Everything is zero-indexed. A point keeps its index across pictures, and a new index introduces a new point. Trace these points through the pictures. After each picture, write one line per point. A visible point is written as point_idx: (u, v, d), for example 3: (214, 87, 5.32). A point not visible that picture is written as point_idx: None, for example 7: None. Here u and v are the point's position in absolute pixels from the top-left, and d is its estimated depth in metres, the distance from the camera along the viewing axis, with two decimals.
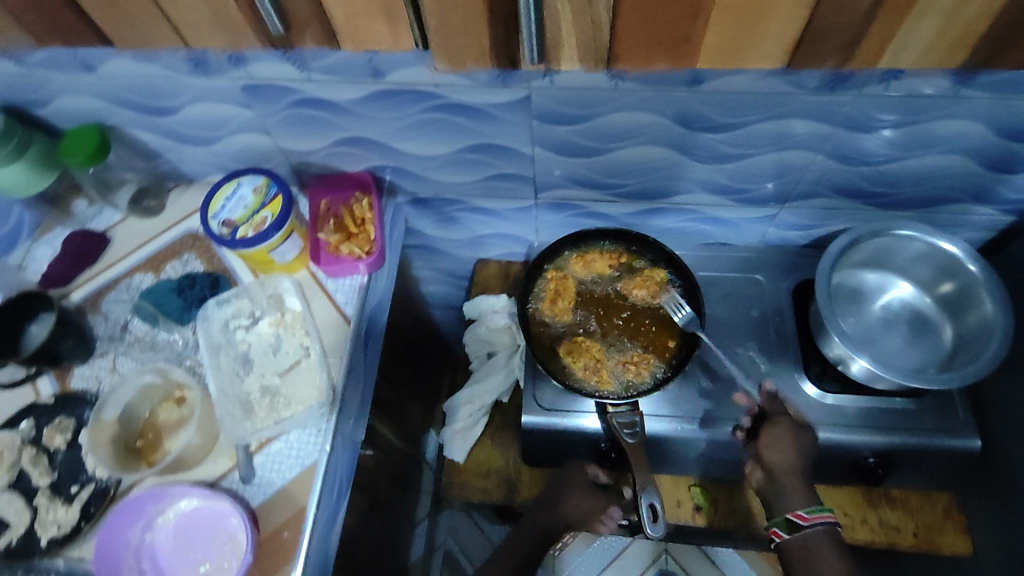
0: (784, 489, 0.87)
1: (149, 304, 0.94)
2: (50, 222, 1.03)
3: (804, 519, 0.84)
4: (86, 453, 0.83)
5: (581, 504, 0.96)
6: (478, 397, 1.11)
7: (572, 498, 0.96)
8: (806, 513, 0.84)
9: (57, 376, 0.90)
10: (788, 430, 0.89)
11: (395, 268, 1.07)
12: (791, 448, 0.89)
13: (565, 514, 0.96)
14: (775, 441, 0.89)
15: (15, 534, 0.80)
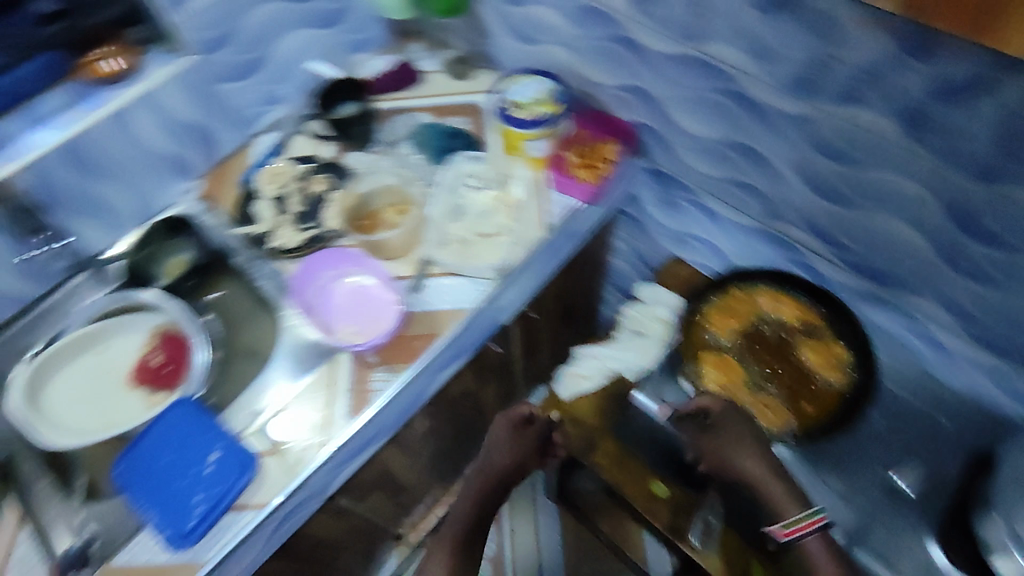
0: (766, 502, 0.89)
1: (422, 134, 1.13)
2: (387, 49, 1.27)
3: (785, 535, 0.86)
4: (329, 205, 1.05)
5: (506, 447, 1.06)
6: (608, 360, 1.15)
7: (496, 452, 1.05)
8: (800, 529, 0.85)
9: (338, 148, 1.14)
10: (722, 437, 0.90)
11: (605, 219, 1.14)
12: (749, 463, 0.90)
13: (494, 466, 1.05)
14: (703, 445, 0.92)
15: (258, 229, 1.04)
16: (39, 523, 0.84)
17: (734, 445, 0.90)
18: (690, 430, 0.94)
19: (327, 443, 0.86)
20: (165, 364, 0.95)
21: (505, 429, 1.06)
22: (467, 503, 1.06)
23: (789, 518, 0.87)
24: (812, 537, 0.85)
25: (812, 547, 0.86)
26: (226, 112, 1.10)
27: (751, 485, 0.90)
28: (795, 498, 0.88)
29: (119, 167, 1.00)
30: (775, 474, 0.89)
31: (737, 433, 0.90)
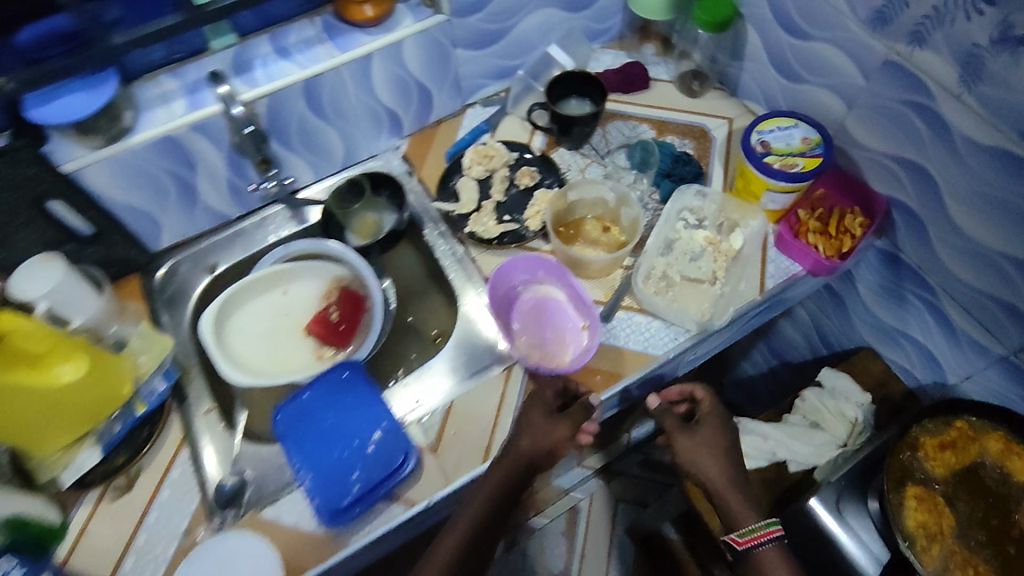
0: (726, 511, 0.81)
1: (643, 150, 1.02)
2: (619, 43, 1.17)
3: (739, 542, 0.78)
4: (534, 202, 0.98)
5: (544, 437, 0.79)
6: (777, 445, 1.00)
7: (520, 433, 0.79)
8: (738, 537, 0.78)
9: (548, 141, 1.07)
10: (693, 440, 0.85)
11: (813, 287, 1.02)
12: (710, 463, 0.83)
13: (517, 455, 0.77)
14: (681, 446, 0.85)
15: (459, 209, 1.00)
16: (197, 451, 0.85)
17: (697, 447, 0.84)
18: (670, 423, 0.87)
19: (488, 457, 0.82)
20: (340, 321, 0.94)
21: (543, 412, 0.80)
22: (482, 497, 0.76)
23: (741, 527, 0.79)
24: (766, 545, 0.78)
25: (767, 558, 0.77)
26: (449, 78, 1.05)
27: (710, 478, 0.82)
28: (748, 502, 0.81)
29: (340, 113, 0.98)
30: (736, 481, 0.82)
31: (717, 448, 0.84)
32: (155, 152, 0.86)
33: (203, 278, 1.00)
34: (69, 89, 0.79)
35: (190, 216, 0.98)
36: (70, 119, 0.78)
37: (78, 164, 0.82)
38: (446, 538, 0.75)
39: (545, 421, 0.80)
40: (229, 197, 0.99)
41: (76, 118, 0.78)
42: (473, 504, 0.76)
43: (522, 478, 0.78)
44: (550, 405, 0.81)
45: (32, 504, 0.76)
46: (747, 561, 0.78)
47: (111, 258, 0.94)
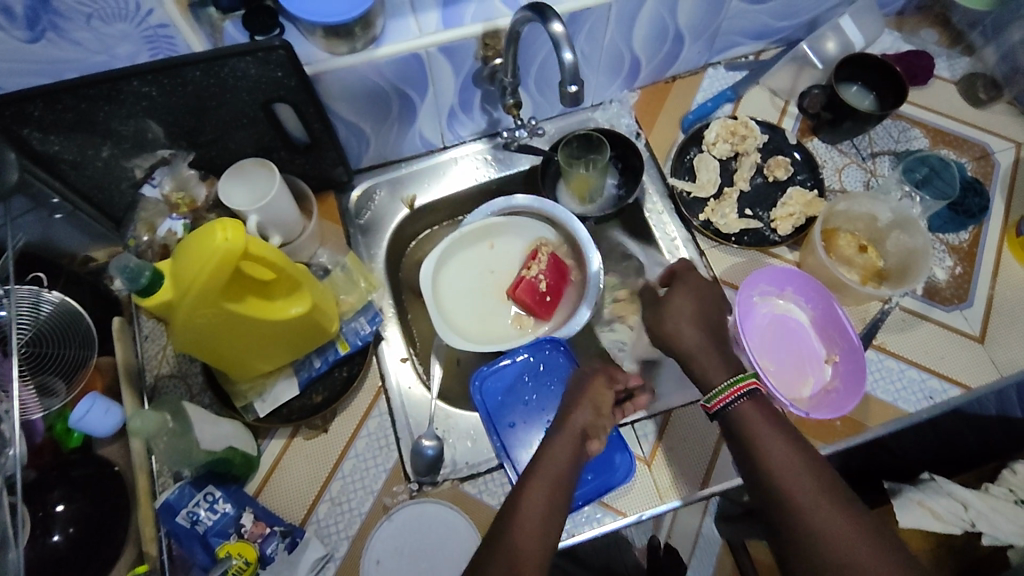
0: (700, 378, 0.67)
1: (925, 166, 0.87)
2: (901, 21, 0.99)
3: (711, 406, 0.64)
4: (784, 201, 0.85)
5: (592, 396, 0.71)
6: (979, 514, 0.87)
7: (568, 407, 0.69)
8: (706, 400, 0.64)
9: (800, 126, 0.93)
10: (691, 301, 0.71)
11: None
12: (683, 328, 0.69)
13: (575, 424, 0.67)
14: (664, 318, 0.71)
15: (694, 190, 0.88)
16: (395, 405, 0.78)
17: (681, 319, 0.70)
18: (649, 297, 0.75)
19: (708, 484, 0.75)
20: (547, 291, 0.85)
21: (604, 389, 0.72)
22: (556, 470, 0.62)
23: (713, 389, 0.64)
24: (737, 403, 0.62)
25: (740, 413, 0.61)
26: (709, 30, 0.89)
27: (689, 352, 0.68)
28: (727, 361, 0.66)
29: (587, 53, 0.85)
30: (711, 345, 0.68)
31: (693, 297, 0.71)
32: (398, 69, 0.75)
33: (400, 210, 0.90)
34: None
35: (399, 138, 0.88)
36: (329, 20, 0.67)
37: (317, 70, 0.71)
38: (514, 503, 0.59)
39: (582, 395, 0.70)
40: (443, 122, 0.88)
41: (335, 21, 0.66)
42: (537, 488, 0.60)
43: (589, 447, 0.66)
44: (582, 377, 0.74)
45: (235, 433, 0.71)
46: (724, 421, 0.63)
47: (314, 171, 0.84)
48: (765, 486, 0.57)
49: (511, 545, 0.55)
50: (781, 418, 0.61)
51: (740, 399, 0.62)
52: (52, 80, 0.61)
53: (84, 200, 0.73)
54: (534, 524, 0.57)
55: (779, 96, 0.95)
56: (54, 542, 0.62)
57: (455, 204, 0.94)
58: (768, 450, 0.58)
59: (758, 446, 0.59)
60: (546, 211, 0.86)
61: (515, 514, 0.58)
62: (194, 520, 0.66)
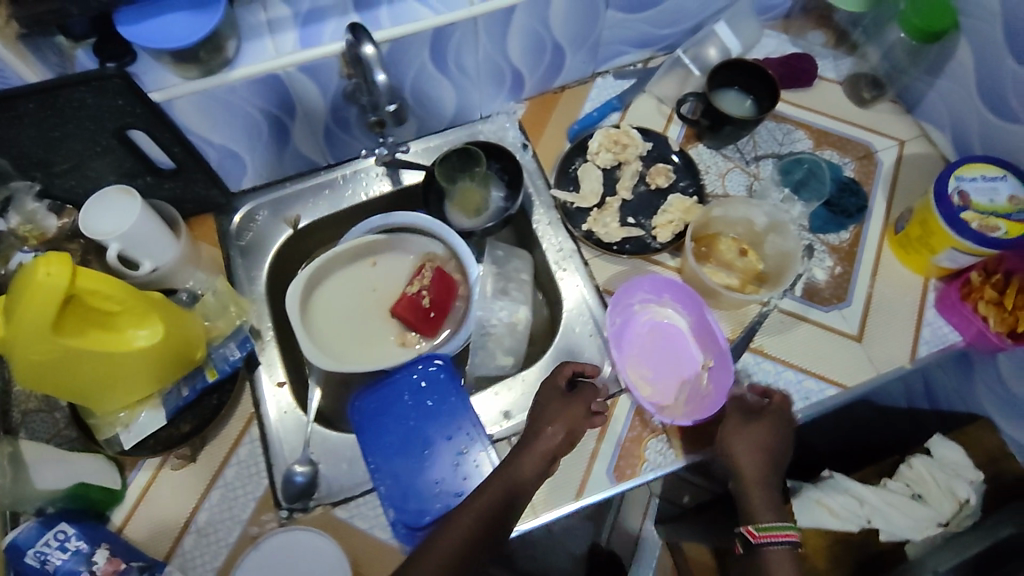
0: (744, 503, 0.71)
1: (802, 169, 0.89)
2: (786, 25, 0.99)
3: (753, 536, 0.68)
4: (664, 209, 0.86)
5: (567, 413, 0.70)
6: (875, 510, 0.90)
7: (544, 423, 0.70)
8: (755, 529, 0.68)
9: (686, 133, 0.93)
10: (753, 433, 0.72)
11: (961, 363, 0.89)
12: (752, 457, 0.71)
13: (546, 444, 0.68)
14: (735, 446, 0.72)
15: (577, 200, 0.87)
16: (268, 431, 0.77)
17: (748, 448, 0.71)
18: (723, 416, 0.74)
19: (581, 495, 0.74)
20: (431, 307, 0.84)
21: (579, 406, 0.71)
22: (521, 474, 0.65)
23: (759, 522, 0.69)
24: (782, 543, 0.67)
25: (772, 557, 0.67)
26: (589, 40, 0.90)
27: (749, 477, 0.71)
28: (773, 502, 0.70)
29: (463, 68, 0.85)
30: (767, 483, 0.71)
31: (762, 435, 0.72)
32: (258, 91, 0.74)
33: (284, 230, 0.89)
34: (180, 15, 0.66)
35: (278, 159, 0.87)
36: (175, 45, 0.66)
37: (168, 95, 0.70)
38: (476, 501, 0.64)
39: (559, 410, 0.70)
40: (321, 142, 0.87)
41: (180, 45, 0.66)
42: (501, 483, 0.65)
43: (553, 460, 0.68)
44: (564, 391, 0.74)
45: (92, 468, 0.70)
46: (751, 553, 0.69)
47: (189, 196, 0.83)
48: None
49: (467, 526, 0.62)
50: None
51: (779, 538, 0.67)
52: None
53: None
54: (490, 506, 0.64)
55: (666, 104, 0.96)
56: None
57: (343, 222, 0.93)
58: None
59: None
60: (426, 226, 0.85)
61: (476, 505, 0.64)
62: (43, 560, 0.63)
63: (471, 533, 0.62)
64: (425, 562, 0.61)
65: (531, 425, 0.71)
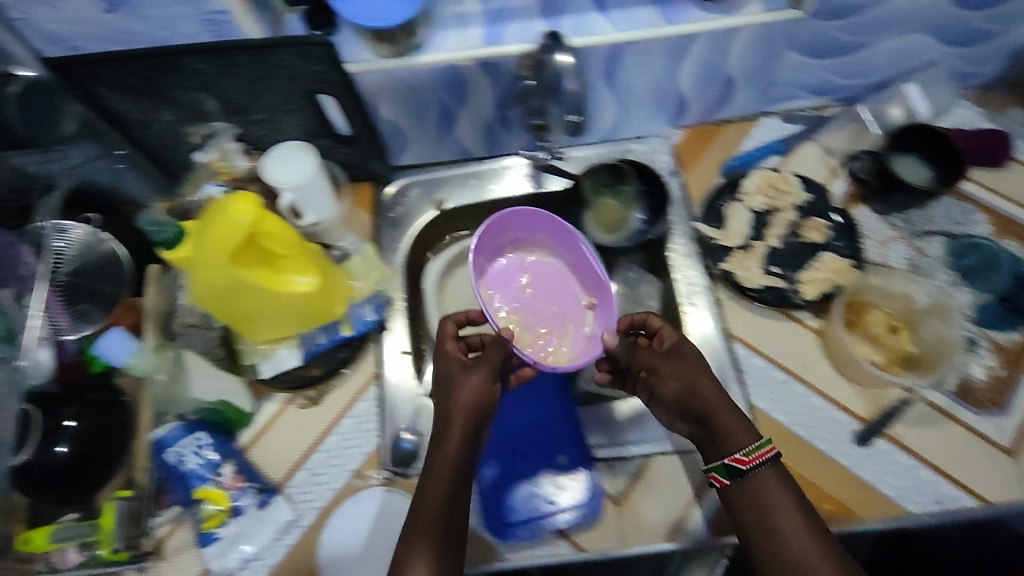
0: (715, 435, 0.67)
1: (976, 255, 0.82)
2: (984, 96, 0.92)
3: (743, 463, 0.64)
4: (814, 266, 0.82)
5: (478, 383, 0.67)
6: None
7: (454, 382, 0.67)
8: (743, 453, 0.64)
9: (850, 190, 0.88)
10: (675, 362, 0.69)
11: None
12: (706, 382, 0.68)
13: (462, 408, 0.65)
14: (666, 364, 0.69)
15: (721, 237, 0.85)
16: (384, 394, 0.82)
17: (677, 369, 0.69)
18: (649, 357, 0.70)
19: (673, 537, 0.71)
20: (552, 312, 0.86)
21: (483, 368, 0.68)
22: (458, 437, 0.65)
23: (742, 447, 0.66)
24: (768, 467, 0.64)
25: (765, 484, 0.64)
26: (764, 80, 0.87)
27: (715, 407, 0.67)
28: (744, 423, 0.67)
29: (630, 86, 0.85)
30: (733, 406, 0.68)
31: (698, 363, 0.69)
32: (438, 78, 0.78)
33: (429, 210, 0.94)
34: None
35: (438, 142, 0.91)
36: (355, 20, 0.71)
37: (360, 68, 0.75)
38: (436, 457, 0.65)
39: (464, 375, 0.67)
40: (482, 133, 0.90)
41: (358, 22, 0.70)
42: (449, 442, 0.65)
43: (484, 406, 0.67)
44: (461, 356, 0.70)
45: (234, 390, 0.77)
46: (738, 486, 0.65)
47: (354, 162, 0.90)
48: (751, 487, 0.64)
49: (444, 478, 0.63)
50: (797, 489, 0.65)
51: (767, 455, 0.65)
52: (119, 48, 0.67)
53: (147, 158, 0.81)
54: (442, 485, 0.63)
55: (833, 155, 0.90)
56: (56, 454, 0.68)
57: (484, 213, 0.96)
58: (781, 514, 0.62)
59: (777, 516, 0.62)
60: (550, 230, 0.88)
61: (436, 467, 0.64)
62: (179, 459, 0.72)
63: (453, 474, 0.64)
64: (424, 524, 0.61)
65: (438, 390, 0.69)
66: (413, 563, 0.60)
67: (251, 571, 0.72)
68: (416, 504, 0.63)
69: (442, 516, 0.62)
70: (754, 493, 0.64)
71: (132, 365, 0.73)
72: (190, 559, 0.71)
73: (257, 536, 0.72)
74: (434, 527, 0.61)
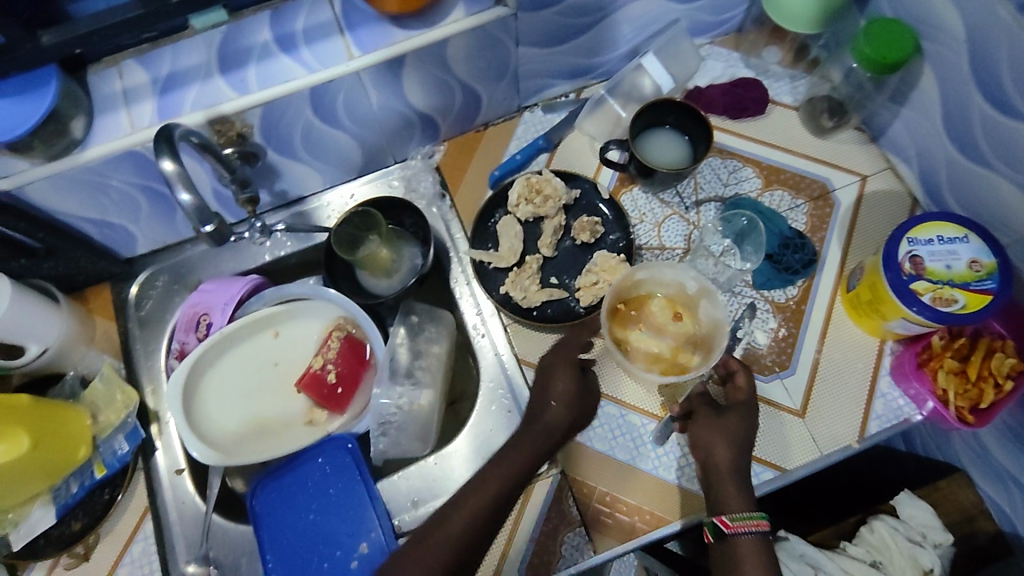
0: (714, 494, 0.63)
1: (744, 218, 0.81)
2: (735, 43, 0.89)
3: (727, 525, 0.60)
4: (588, 269, 0.78)
5: (568, 399, 0.69)
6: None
7: (547, 399, 0.69)
8: (728, 516, 0.59)
9: (617, 177, 0.84)
10: (727, 416, 0.67)
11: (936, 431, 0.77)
12: (722, 449, 0.65)
13: (546, 421, 0.67)
14: (704, 427, 0.67)
15: (495, 260, 0.80)
16: (165, 523, 0.73)
17: (717, 431, 0.66)
18: (694, 403, 0.71)
19: None
20: (337, 381, 0.78)
21: (573, 375, 0.70)
22: (495, 486, 0.62)
23: (730, 511, 0.61)
24: (752, 535, 0.59)
25: (745, 548, 0.59)
26: (508, 74, 0.81)
27: (718, 464, 0.64)
28: (746, 494, 0.63)
29: (356, 120, 0.77)
30: (741, 472, 0.63)
31: (735, 440, 0.65)
32: (121, 167, 0.68)
33: (183, 299, 0.84)
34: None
35: (171, 224, 0.81)
36: None
37: (13, 183, 0.64)
38: (498, 465, 0.64)
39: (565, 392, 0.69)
40: (214, 202, 0.80)
41: None
42: (509, 466, 0.64)
43: (557, 440, 0.67)
44: (569, 365, 0.73)
45: None
46: (720, 549, 0.60)
47: (74, 271, 0.78)
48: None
49: (475, 510, 0.60)
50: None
51: (746, 527, 0.59)
52: None
53: None
54: (455, 524, 0.59)
55: (599, 142, 0.87)
56: None
57: None
58: None
59: None
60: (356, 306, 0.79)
61: (493, 479, 0.63)
62: None
63: (452, 552, 0.58)
64: (430, 549, 0.58)
65: (528, 423, 0.68)
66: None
67: None
68: (418, 541, 0.59)
69: (455, 557, 0.58)
70: (726, 553, 0.60)
71: None
72: None
73: None
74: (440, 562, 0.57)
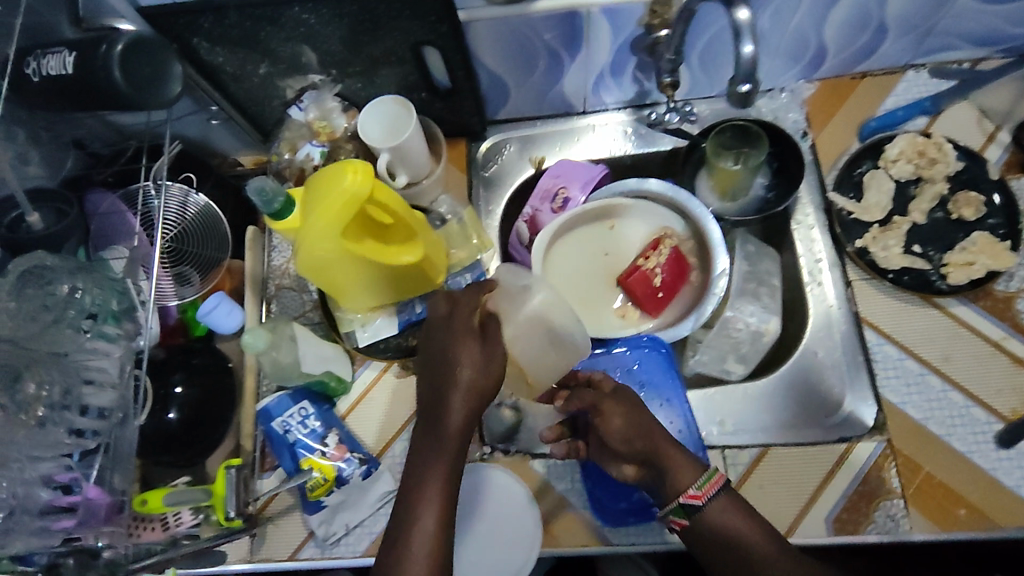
0: (664, 475, 0.61)
1: None
2: None
3: (696, 498, 0.59)
4: (966, 247, 0.73)
5: (470, 355, 0.58)
6: None
7: (454, 363, 0.58)
8: (697, 489, 0.59)
9: (1008, 159, 0.78)
10: (625, 405, 0.65)
11: None
12: (631, 431, 0.63)
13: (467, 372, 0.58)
14: (611, 423, 0.64)
15: (857, 212, 0.77)
16: None
17: (626, 420, 0.64)
18: (592, 396, 0.66)
19: (790, 535, 0.68)
20: (660, 287, 0.79)
21: (478, 338, 0.59)
22: (449, 457, 0.57)
23: (692, 480, 0.60)
24: (719, 498, 0.59)
25: (719, 514, 0.59)
26: (923, 27, 0.75)
27: (649, 440, 0.62)
28: (689, 456, 0.62)
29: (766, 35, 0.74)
30: (659, 435, 0.63)
31: (631, 409, 0.65)
32: (553, 26, 0.70)
33: (524, 170, 0.87)
34: None
35: (540, 97, 0.83)
36: None
37: (471, 15, 0.68)
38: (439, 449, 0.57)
39: (482, 348, 0.59)
40: (590, 85, 0.81)
41: None
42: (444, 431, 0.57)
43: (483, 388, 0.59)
44: (474, 331, 0.60)
45: (334, 357, 0.76)
46: (698, 524, 0.59)
47: (448, 117, 0.83)
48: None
49: (445, 478, 0.57)
50: (758, 516, 0.60)
51: (711, 491, 0.59)
52: None
53: (239, 111, 0.76)
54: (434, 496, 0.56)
55: (991, 118, 0.79)
56: (168, 419, 0.69)
57: None
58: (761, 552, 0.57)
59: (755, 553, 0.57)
60: (699, 210, 0.79)
61: (445, 450, 0.57)
62: (286, 429, 0.71)
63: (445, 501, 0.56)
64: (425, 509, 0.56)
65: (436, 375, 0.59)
66: (412, 547, 0.54)
67: (355, 537, 0.72)
68: (406, 520, 0.56)
69: (445, 507, 0.56)
70: (711, 526, 0.58)
71: (253, 344, 0.67)
72: (293, 522, 0.73)
73: (359, 506, 0.72)
74: (439, 512, 0.56)
